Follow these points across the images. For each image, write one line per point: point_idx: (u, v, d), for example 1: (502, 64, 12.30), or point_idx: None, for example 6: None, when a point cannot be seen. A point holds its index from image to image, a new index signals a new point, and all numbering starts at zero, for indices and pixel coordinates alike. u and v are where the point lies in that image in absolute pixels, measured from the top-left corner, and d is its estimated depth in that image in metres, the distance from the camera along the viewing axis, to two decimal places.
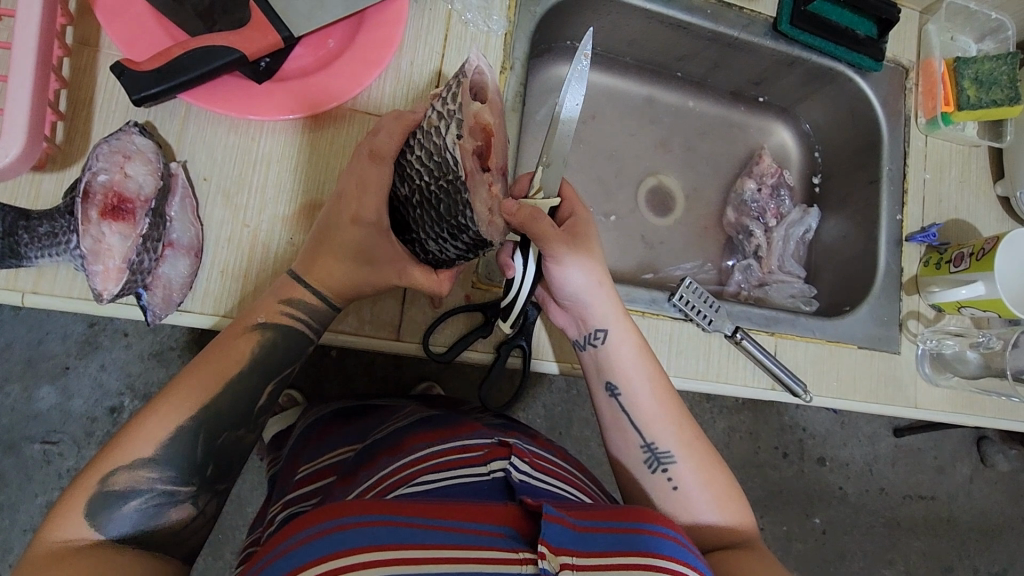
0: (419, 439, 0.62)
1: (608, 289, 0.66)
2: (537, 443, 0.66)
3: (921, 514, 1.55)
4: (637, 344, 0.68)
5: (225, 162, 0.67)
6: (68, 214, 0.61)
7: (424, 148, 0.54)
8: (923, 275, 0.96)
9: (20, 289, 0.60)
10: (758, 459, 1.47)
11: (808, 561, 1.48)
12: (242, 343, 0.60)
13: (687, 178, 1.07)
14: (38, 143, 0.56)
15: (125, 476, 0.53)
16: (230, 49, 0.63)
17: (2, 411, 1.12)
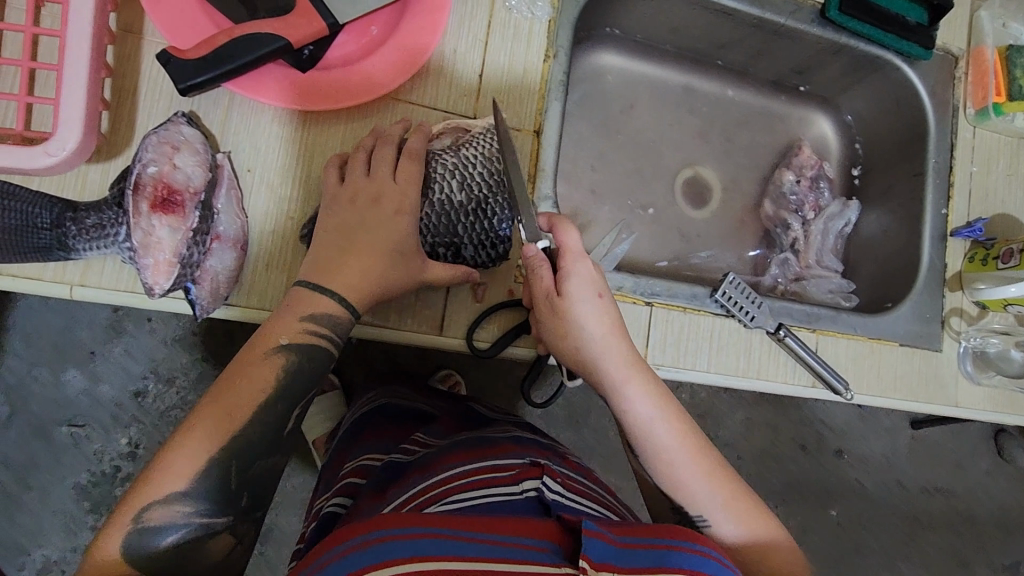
0: (449, 457, 0.59)
1: (607, 346, 0.61)
2: (569, 467, 0.62)
3: (939, 508, 1.51)
4: (650, 400, 0.61)
5: (269, 156, 0.66)
6: (115, 206, 0.59)
7: (485, 166, 0.67)
8: (967, 271, 0.93)
9: (68, 280, 0.60)
10: (775, 450, 1.45)
11: (825, 554, 1.45)
12: (269, 367, 0.58)
13: (725, 170, 1.05)
14: (92, 136, 0.55)
15: (160, 512, 0.52)
16: (276, 36, 0.61)
17: (29, 396, 1.09)
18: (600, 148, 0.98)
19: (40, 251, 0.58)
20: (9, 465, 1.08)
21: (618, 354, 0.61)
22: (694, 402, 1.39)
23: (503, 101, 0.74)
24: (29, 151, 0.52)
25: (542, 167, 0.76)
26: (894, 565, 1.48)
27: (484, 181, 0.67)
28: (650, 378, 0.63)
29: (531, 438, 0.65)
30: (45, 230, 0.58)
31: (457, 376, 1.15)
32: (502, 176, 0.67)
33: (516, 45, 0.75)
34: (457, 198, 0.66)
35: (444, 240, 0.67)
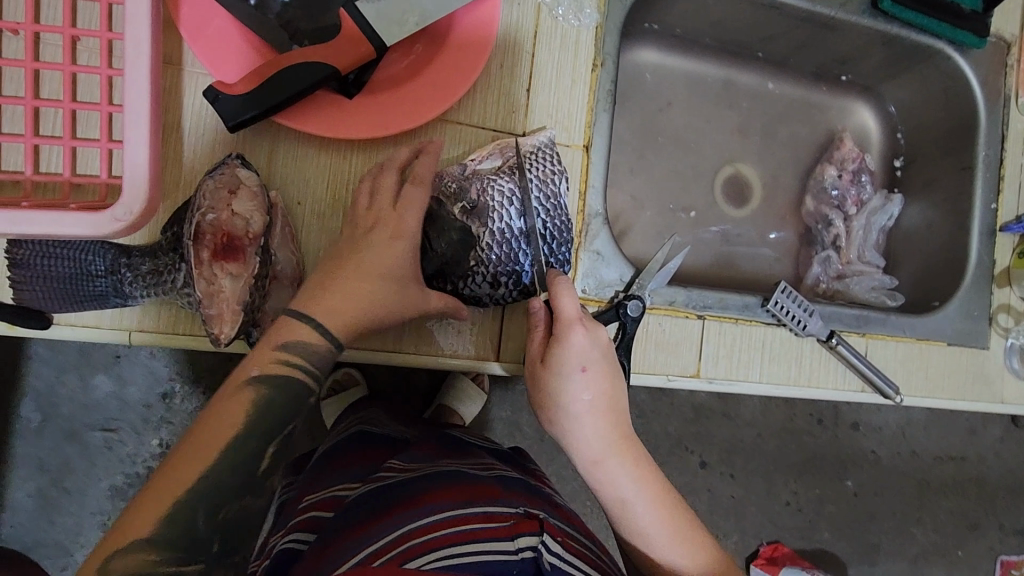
0: (432, 496, 0.57)
1: (590, 419, 0.60)
2: (562, 518, 0.61)
3: (950, 474, 1.48)
4: (632, 474, 0.61)
5: (318, 187, 0.64)
6: (170, 251, 0.57)
7: (541, 191, 0.65)
8: (1015, 267, 0.92)
9: (127, 326, 0.59)
10: (793, 425, 1.42)
11: (841, 523, 1.43)
12: (239, 400, 0.52)
13: (765, 166, 1.03)
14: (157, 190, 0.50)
15: (122, 563, 0.45)
16: (324, 64, 0.58)
17: (59, 402, 1.06)
18: (638, 148, 0.96)
19: (94, 299, 0.57)
20: (42, 469, 1.05)
21: (600, 428, 0.61)
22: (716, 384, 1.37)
23: (550, 115, 0.72)
24: (96, 217, 0.47)
25: (592, 182, 0.74)
26: (907, 531, 1.46)
27: (544, 207, 0.65)
28: (636, 451, 0.62)
29: (517, 479, 0.64)
30: (99, 277, 0.57)
31: (482, 372, 1.11)
32: (559, 201, 0.66)
33: (563, 55, 0.72)
34: (518, 225, 0.64)
35: (505, 269, 0.64)
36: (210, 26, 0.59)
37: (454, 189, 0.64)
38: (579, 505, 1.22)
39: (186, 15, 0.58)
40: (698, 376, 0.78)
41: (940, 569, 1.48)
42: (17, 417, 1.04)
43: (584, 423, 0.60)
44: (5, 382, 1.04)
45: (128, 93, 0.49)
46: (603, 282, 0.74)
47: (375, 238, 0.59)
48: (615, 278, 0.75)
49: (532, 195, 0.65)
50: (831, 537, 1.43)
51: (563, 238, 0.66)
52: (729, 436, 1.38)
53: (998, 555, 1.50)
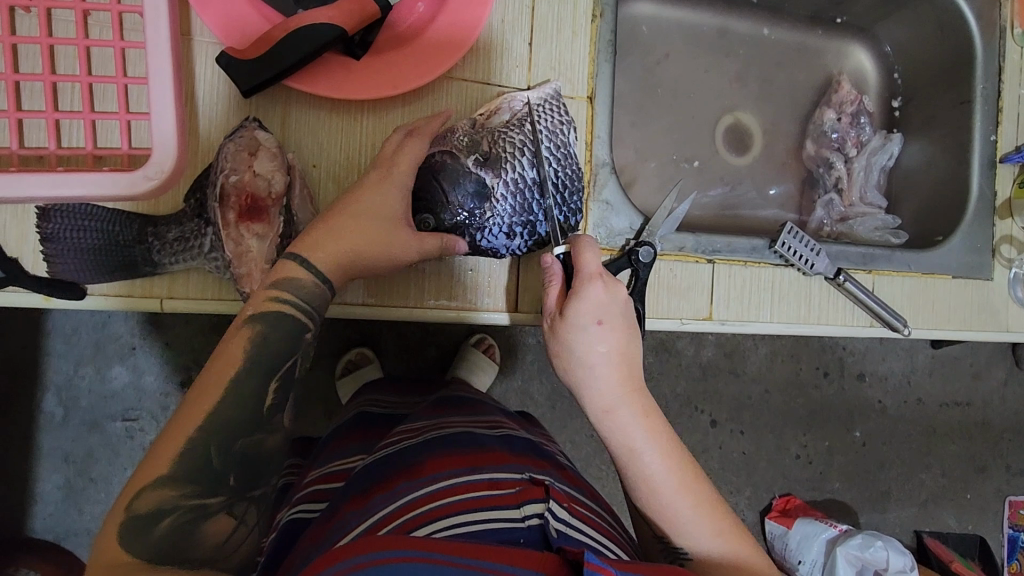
0: (438, 463, 0.58)
1: (605, 370, 0.60)
2: (568, 481, 0.62)
3: (956, 420, 1.52)
4: (645, 428, 0.60)
5: (333, 150, 0.65)
6: (195, 217, 0.59)
7: (552, 141, 0.67)
8: (1016, 198, 0.93)
9: (157, 294, 0.61)
10: (800, 379, 1.44)
11: (850, 474, 1.47)
12: (237, 339, 0.53)
13: (765, 115, 1.04)
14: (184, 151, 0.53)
15: (150, 497, 0.48)
16: (332, 25, 0.59)
17: (79, 393, 1.08)
18: (638, 103, 0.96)
19: (124, 269, 0.59)
20: (68, 461, 1.08)
21: (614, 379, 0.60)
22: (721, 342, 1.40)
23: (554, 67, 0.73)
24: (129, 177, 0.50)
25: (597, 133, 0.75)
26: (916, 476, 1.50)
27: (555, 157, 0.67)
28: (649, 407, 0.61)
29: (526, 442, 0.66)
30: (128, 247, 0.59)
31: (491, 341, 1.14)
32: (568, 150, 0.68)
33: (563, 7, 0.73)
34: (531, 174, 0.66)
35: (520, 219, 0.66)
36: None
37: (465, 142, 0.65)
38: (594, 469, 1.24)
39: None
40: (710, 319, 0.80)
41: (949, 511, 1.51)
42: (40, 411, 1.07)
43: (597, 372, 0.60)
44: (25, 376, 1.06)
45: (152, 60, 0.51)
46: (613, 231, 0.76)
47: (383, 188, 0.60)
48: (625, 227, 0.77)
49: (543, 145, 0.67)
50: (841, 487, 1.46)
51: (574, 187, 0.68)
52: (737, 392, 1.41)
53: (1006, 496, 1.54)
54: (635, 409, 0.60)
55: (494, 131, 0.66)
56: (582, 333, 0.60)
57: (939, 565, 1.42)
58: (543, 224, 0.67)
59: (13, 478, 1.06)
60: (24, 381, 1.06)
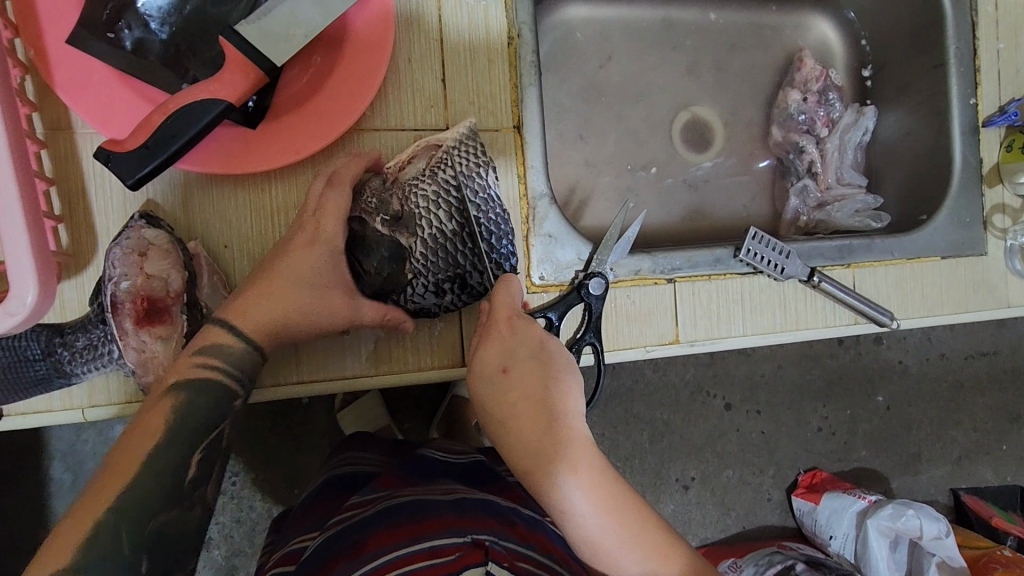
0: (380, 538, 0.57)
1: (519, 425, 0.54)
2: (517, 537, 0.58)
3: (985, 371, 1.44)
4: (577, 485, 0.52)
5: (243, 225, 0.61)
6: (100, 323, 0.56)
7: (469, 187, 0.61)
8: (1005, 162, 0.85)
9: (77, 405, 0.58)
10: (814, 351, 1.38)
11: (877, 439, 1.40)
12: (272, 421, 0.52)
13: (723, 104, 0.97)
14: (50, 265, 0.49)
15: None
16: (215, 100, 0.55)
17: (85, 457, 1.08)
18: (586, 111, 0.91)
19: (39, 384, 0.56)
20: None
21: (531, 435, 0.53)
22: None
23: (472, 102, 0.68)
24: None
25: (530, 163, 0.70)
26: (946, 434, 1.42)
27: (476, 203, 0.62)
28: (582, 458, 0.53)
29: (480, 500, 0.62)
30: (39, 361, 0.56)
31: None
32: (489, 193, 0.62)
33: (475, 36, 0.67)
34: (452, 226, 0.61)
35: (447, 275, 0.62)
36: (93, 81, 0.56)
37: (376, 203, 0.61)
38: None
39: (62, 77, 0.55)
40: (677, 342, 0.75)
41: (985, 465, 1.43)
42: (48, 480, 1.07)
43: (512, 429, 0.54)
44: (26, 449, 1.06)
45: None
46: (560, 264, 0.71)
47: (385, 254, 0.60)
48: (573, 258, 0.72)
49: (459, 192, 0.61)
50: (868, 454, 1.40)
51: (501, 231, 0.63)
52: (748, 373, 1.36)
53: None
54: (568, 463, 0.52)
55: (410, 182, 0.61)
56: (490, 386, 0.55)
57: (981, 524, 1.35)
58: (474, 277, 0.62)
59: (30, 550, 1.06)
60: (26, 454, 1.06)
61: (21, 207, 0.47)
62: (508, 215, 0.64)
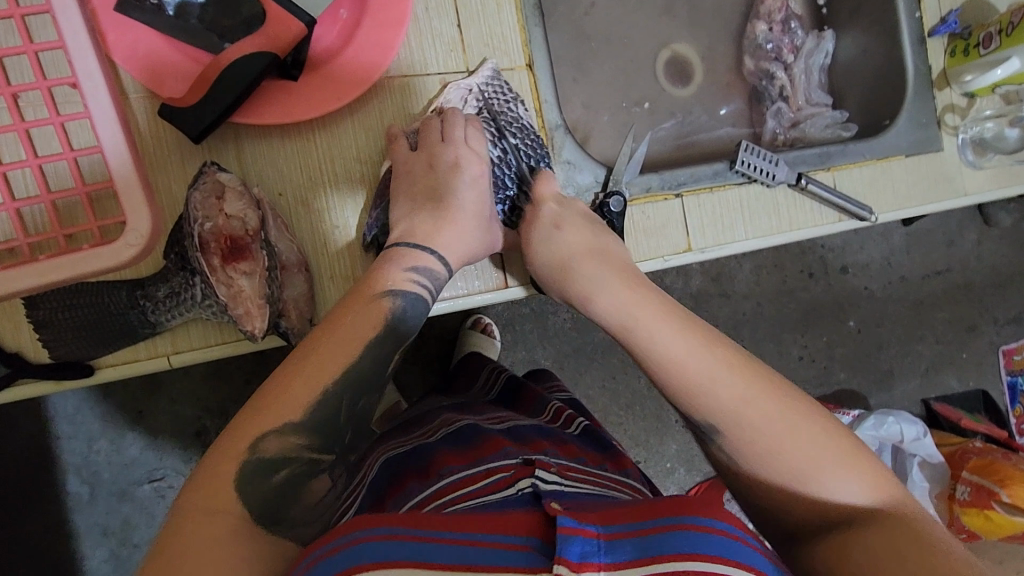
0: (447, 458, 0.61)
1: (587, 260, 0.66)
2: (565, 455, 0.64)
3: (941, 288, 1.57)
4: (654, 305, 0.61)
5: (294, 174, 0.66)
6: (179, 270, 0.59)
7: (506, 119, 0.72)
8: (951, 67, 0.96)
9: (162, 352, 0.62)
10: (788, 287, 1.49)
11: (853, 361, 1.53)
12: (377, 308, 0.58)
13: (699, 40, 1.05)
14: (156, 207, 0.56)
15: (276, 442, 0.51)
16: (263, 53, 0.59)
17: (101, 468, 1.12)
18: (575, 58, 0.98)
19: (125, 334, 0.60)
20: (108, 534, 1.12)
21: (606, 266, 0.65)
22: (707, 269, 1.44)
23: (487, 44, 0.73)
24: (111, 248, 0.53)
25: (544, 98, 0.76)
26: (913, 350, 1.56)
27: (512, 132, 0.72)
28: (650, 291, 0.63)
29: (531, 428, 0.70)
30: (122, 314, 0.60)
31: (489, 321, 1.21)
32: (523, 122, 0.73)
33: None
34: (497, 153, 0.72)
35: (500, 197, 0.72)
36: (142, 45, 0.59)
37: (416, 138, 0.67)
38: (613, 416, 1.35)
39: (114, 42, 0.58)
40: (690, 250, 0.83)
41: (950, 375, 1.57)
42: (66, 494, 1.11)
43: (576, 267, 0.66)
44: (44, 464, 1.10)
45: (102, 131, 0.53)
46: (580, 188, 0.78)
47: (460, 176, 0.65)
48: (590, 181, 0.79)
49: (499, 126, 0.72)
50: (847, 376, 1.53)
51: (537, 155, 0.73)
52: (730, 313, 1.46)
53: (998, 347, 1.59)
54: (655, 320, 0.59)
55: (466, 117, 0.68)
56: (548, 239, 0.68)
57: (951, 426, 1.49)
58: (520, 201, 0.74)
59: (56, 563, 1.10)
60: (51, 463, 1.10)
61: (131, 156, 0.54)
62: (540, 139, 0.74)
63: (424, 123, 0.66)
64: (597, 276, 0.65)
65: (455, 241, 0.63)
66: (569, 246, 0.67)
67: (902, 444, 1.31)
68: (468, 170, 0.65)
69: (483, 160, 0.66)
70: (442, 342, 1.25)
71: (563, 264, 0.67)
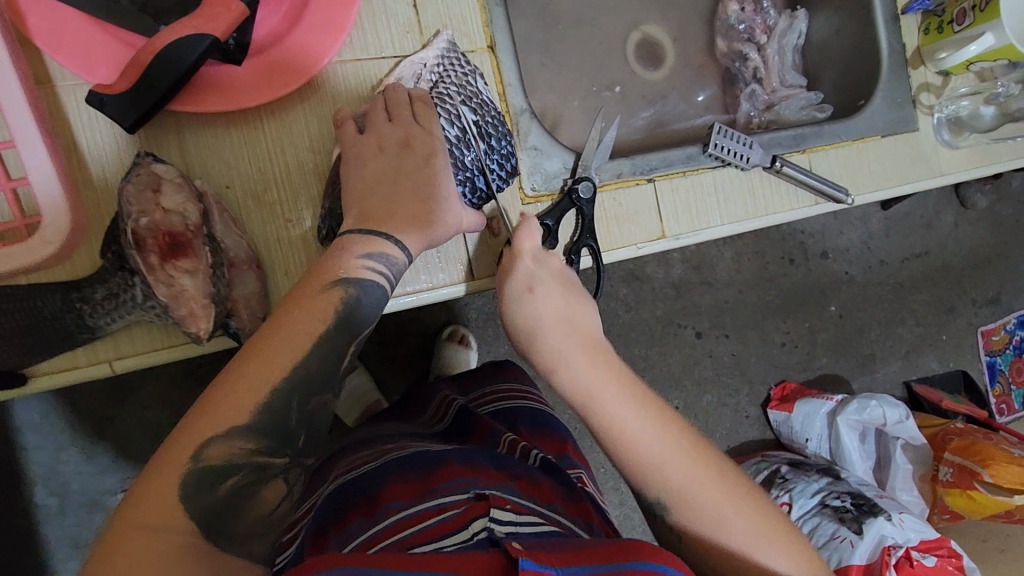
0: (392, 493, 0.56)
1: (553, 333, 0.63)
2: (524, 493, 0.56)
3: (920, 271, 1.57)
4: (618, 382, 0.60)
5: (242, 165, 0.62)
6: (117, 270, 0.56)
7: (464, 94, 0.67)
8: (925, 45, 0.95)
9: (105, 358, 0.58)
10: (769, 273, 1.48)
11: (835, 346, 1.52)
12: (328, 298, 0.55)
13: (670, 21, 1.03)
14: (77, 205, 0.54)
15: (221, 448, 0.48)
16: (201, 35, 0.55)
17: (69, 479, 1.07)
18: (544, 39, 0.95)
19: (62, 340, 0.56)
20: (80, 546, 1.08)
21: (576, 340, 0.63)
22: (687, 257, 1.42)
23: (446, 24, 0.70)
24: (27, 246, 0.52)
25: (507, 80, 0.73)
26: (893, 332, 1.56)
27: (470, 108, 0.67)
28: (617, 366, 0.62)
29: (487, 454, 0.62)
30: (56, 319, 0.55)
31: (464, 331, 1.19)
32: (482, 97, 0.68)
33: None
34: (455, 131, 0.66)
35: (461, 175, 0.67)
36: (69, 30, 0.55)
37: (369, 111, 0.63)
38: None
39: (38, 27, 0.54)
40: (664, 237, 0.81)
41: (931, 356, 1.57)
42: (33, 506, 1.06)
43: (545, 337, 0.63)
44: (9, 477, 1.05)
45: (13, 122, 0.50)
46: (549, 174, 0.75)
47: (417, 156, 0.61)
48: (559, 168, 0.76)
49: (456, 102, 0.67)
50: (829, 361, 1.52)
51: (498, 131, 0.68)
52: (712, 301, 1.45)
53: (977, 327, 1.60)
54: (620, 398, 0.59)
55: (417, 92, 0.64)
56: (517, 303, 0.65)
57: (933, 407, 1.49)
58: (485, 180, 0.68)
59: None
60: (17, 475, 1.05)
61: (45, 149, 0.51)
62: (501, 117, 0.70)
63: (378, 103, 0.63)
64: (562, 349, 0.62)
65: (413, 223, 0.59)
66: (538, 313, 0.64)
67: (885, 427, 1.32)
68: (421, 149, 0.62)
69: (438, 137, 0.63)
70: (421, 338, 1.22)
71: (531, 327, 0.64)
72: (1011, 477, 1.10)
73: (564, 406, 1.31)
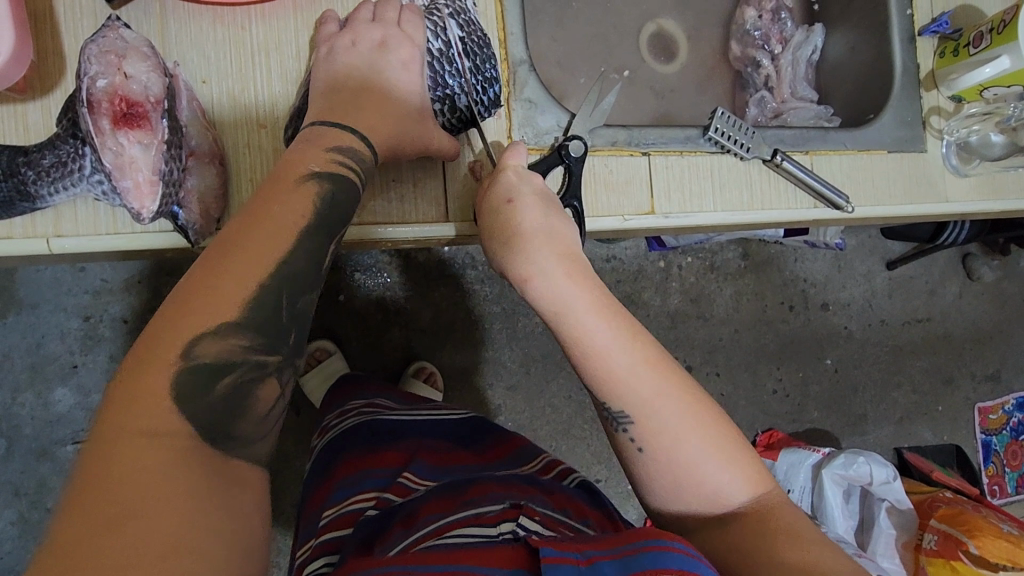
0: (427, 508, 0.61)
1: (545, 245, 0.60)
2: (554, 505, 0.61)
3: (920, 336, 1.52)
4: (593, 294, 0.60)
5: (223, 62, 0.60)
6: (69, 138, 0.54)
7: (452, 9, 0.66)
8: (939, 68, 0.93)
9: (42, 234, 0.56)
10: (767, 316, 1.43)
11: (825, 400, 1.47)
12: (306, 191, 0.52)
13: (687, 20, 1.03)
14: (27, 44, 0.54)
15: (215, 344, 0.46)
16: None
17: (22, 421, 1.05)
18: (557, 14, 0.95)
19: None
20: (19, 495, 1.04)
21: (559, 249, 0.61)
22: (685, 287, 1.38)
23: None
24: None
25: (510, 29, 0.72)
26: (888, 396, 1.50)
27: (457, 23, 0.65)
28: (594, 282, 0.61)
29: (518, 474, 0.66)
30: None
31: (434, 371, 1.17)
32: (470, 17, 0.66)
33: None
34: (437, 44, 0.65)
35: (438, 94, 0.65)
36: None
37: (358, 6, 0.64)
38: (576, 430, 1.27)
39: None
40: (654, 213, 0.78)
41: (924, 426, 1.51)
42: None
43: (533, 253, 0.60)
44: None
45: None
46: (540, 130, 0.72)
47: (393, 60, 0.62)
48: (552, 125, 0.73)
49: (443, 16, 0.65)
50: (820, 416, 1.46)
51: (483, 53, 0.65)
52: (706, 336, 1.40)
53: (974, 404, 1.54)
54: (591, 312, 0.59)
55: (406, 4, 0.65)
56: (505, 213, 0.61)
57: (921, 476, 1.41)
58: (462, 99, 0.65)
59: None
60: None
61: None
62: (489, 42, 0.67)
63: (368, 15, 0.63)
64: (545, 261, 0.60)
65: (380, 126, 0.59)
66: (522, 222, 0.61)
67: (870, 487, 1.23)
68: (396, 52, 0.62)
69: (416, 44, 0.64)
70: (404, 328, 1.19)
71: (512, 238, 0.61)
72: (997, 551, 1.04)
73: (541, 421, 1.26)
